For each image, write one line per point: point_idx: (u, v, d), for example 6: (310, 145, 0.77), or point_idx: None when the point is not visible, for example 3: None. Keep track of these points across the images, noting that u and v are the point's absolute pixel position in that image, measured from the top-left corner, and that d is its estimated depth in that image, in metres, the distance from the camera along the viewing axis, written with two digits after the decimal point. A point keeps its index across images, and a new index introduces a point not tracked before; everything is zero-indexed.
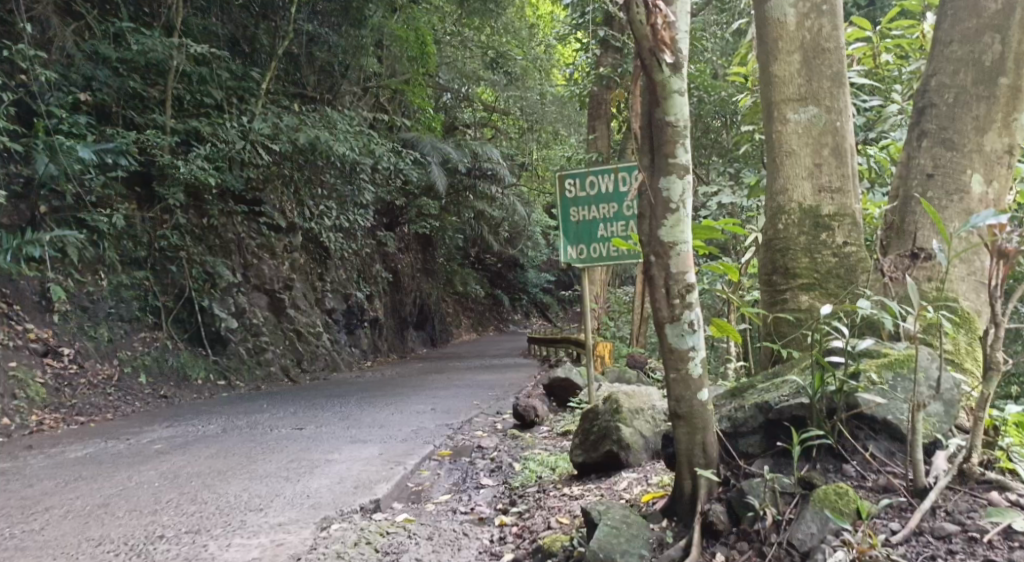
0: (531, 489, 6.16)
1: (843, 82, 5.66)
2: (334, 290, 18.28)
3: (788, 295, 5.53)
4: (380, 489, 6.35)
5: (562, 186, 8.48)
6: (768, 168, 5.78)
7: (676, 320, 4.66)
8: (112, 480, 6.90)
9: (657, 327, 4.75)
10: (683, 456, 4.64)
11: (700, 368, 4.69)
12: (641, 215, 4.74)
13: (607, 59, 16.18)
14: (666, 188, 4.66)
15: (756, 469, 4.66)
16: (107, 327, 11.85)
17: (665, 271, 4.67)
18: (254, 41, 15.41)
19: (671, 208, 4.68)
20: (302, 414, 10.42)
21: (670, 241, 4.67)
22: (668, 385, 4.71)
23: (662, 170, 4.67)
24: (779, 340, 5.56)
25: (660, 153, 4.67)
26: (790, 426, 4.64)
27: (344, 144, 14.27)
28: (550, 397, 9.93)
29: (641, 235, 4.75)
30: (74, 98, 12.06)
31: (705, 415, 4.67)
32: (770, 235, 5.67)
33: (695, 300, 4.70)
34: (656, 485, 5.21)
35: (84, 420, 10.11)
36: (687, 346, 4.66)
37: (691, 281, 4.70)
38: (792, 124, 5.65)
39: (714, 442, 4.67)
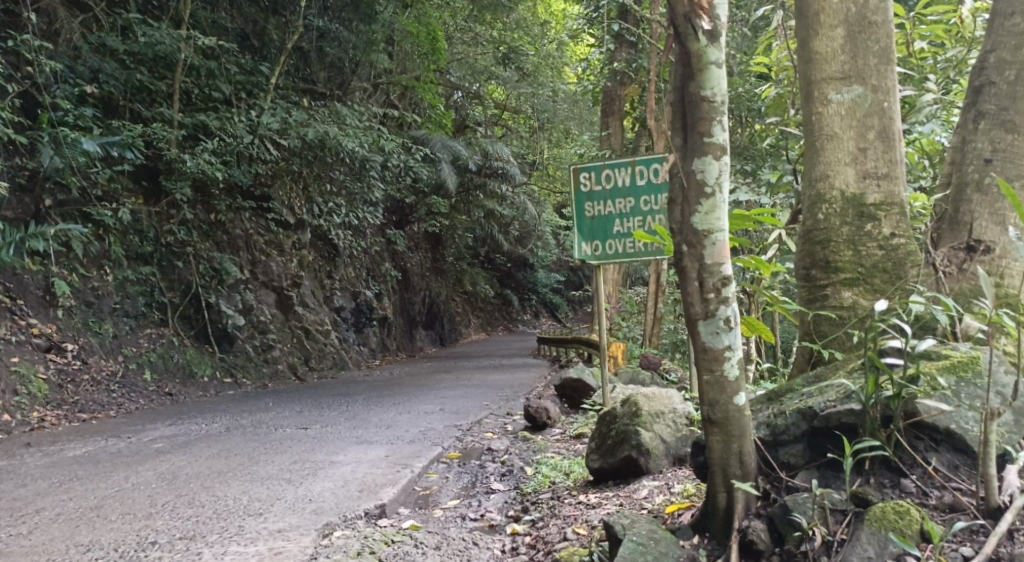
0: (544, 496, 5.86)
1: (890, 60, 5.34)
2: (343, 288, 18.03)
3: (829, 291, 5.24)
4: (386, 493, 6.05)
5: (576, 180, 8.19)
6: (805, 155, 5.47)
7: (710, 317, 4.36)
8: (108, 480, 6.63)
9: (689, 325, 4.45)
10: (717, 466, 4.33)
11: (735, 369, 4.37)
12: (672, 200, 4.43)
13: (621, 54, 15.89)
14: (700, 171, 4.36)
15: (799, 481, 4.33)
16: (112, 323, 11.60)
17: (698, 262, 4.37)
18: (264, 36, 15.16)
19: (705, 192, 4.37)
20: (308, 413, 10.14)
21: (704, 229, 4.36)
22: (700, 388, 4.40)
23: (696, 150, 4.36)
24: (819, 340, 5.24)
25: (695, 132, 4.37)
26: (840, 435, 4.32)
27: (355, 139, 14.00)
28: (562, 398, 9.64)
29: (672, 223, 4.44)
30: (81, 90, 11.81)
31: (741, 421, 4.33)
32: (808, 227, 5.36)
33: (731, 296, 4.39)
34: (680, 495, 4.90)
35: (86, 417, 9.86)
36: (722, 346, 4.35)
37: (728, 273, 4.38)
38: (834, 105, 5.34)
39: (752, 451, 4.34)
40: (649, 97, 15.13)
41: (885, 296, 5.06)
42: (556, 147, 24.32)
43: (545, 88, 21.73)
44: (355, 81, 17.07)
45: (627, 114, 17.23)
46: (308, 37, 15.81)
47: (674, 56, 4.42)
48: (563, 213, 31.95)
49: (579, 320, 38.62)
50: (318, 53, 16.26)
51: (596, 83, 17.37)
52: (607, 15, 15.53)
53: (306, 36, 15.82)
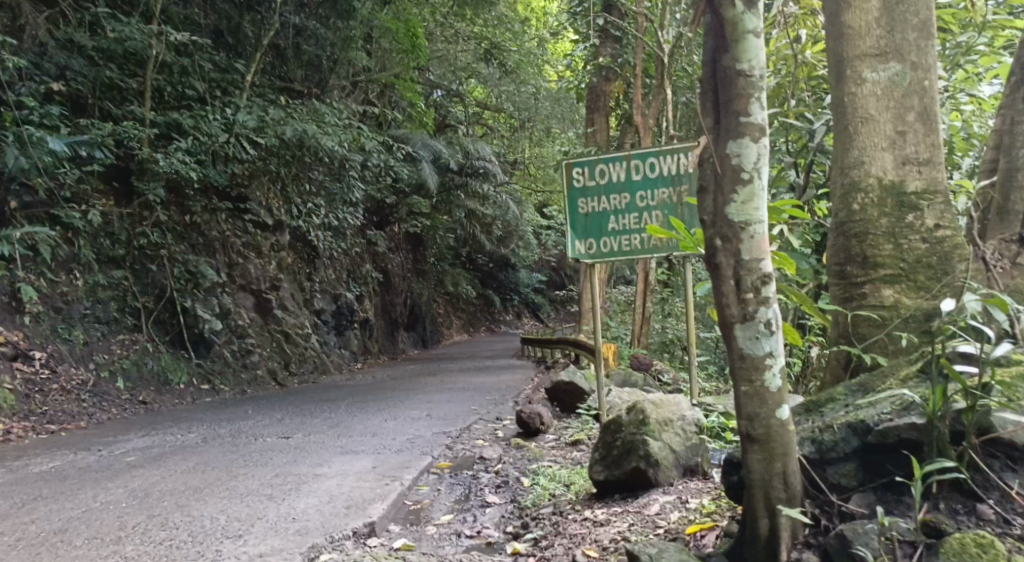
0: (546, 511, 5.50)
1: (930, 35, 5.05)
2: (322, 291, 17.61)
3: (867, 289, 4.92)
4: (375, 510, 5.67)
5: (568, 176, 7.87)
6: (834, 139, 5.18)
7: (747, 320, 4.04)
8: (76, 500, 6.22)
9: (725, 329, 4.12)
10: (759, 488, 3.98)
11: (778, 380, 4.06)
12: (704, 188, 4.11)
13: (606, 49, 15.45)
14: (736, 157, 4.04)
15: (854, 506, 4.03)
16: (82, 330, 11.14)
17: (734, 259, 4.04)
18: (239, 33, 14.67)
19: (743, 178, 4.05)
20: (289, 421, 9.73)
21: (741, 220, 4.04)
22: (738, 401, 4.07)
23: (732, 131, 4.05)
24: (858, 343, 4.90)
25: (730, 111, 4.05)
26: (909, 455, 3.95)
27: (334, 138, 13.58)
28: (553, 402, 9.28)
29: (704, 214, 4.12)
30: (47, 88, 11.34)
31: (785, 438, 4.00)
32: (840, 219, 5.05)
33: (773, 295, 4.07)
34: (700, 513, 4.57)
35: (55, 428, 9.40)
36: (763, 353, 4.04)
37: (768, 269, 4.07)
38: (869, 84, 5.05)
39: (797, 472, 4.01)
40: (635, 92, 14.80)
41: (932, 294, 4.73)
42: (538, 146, 23.94)
43: (527, 86, 21.37)
44: (333, 79, 16.63)
45: (612, 110, 16.91)
46: (285, 34, 15.33)
47: (706, 25, 4.11)
48: (545, 212, 31.60)
49: (562, 320, 38.31)
50: (295, 50, 15.80)
51: (579, 79, 17.04)
52: (593, 9, 15.15)
53: (282, 33, 15.37)
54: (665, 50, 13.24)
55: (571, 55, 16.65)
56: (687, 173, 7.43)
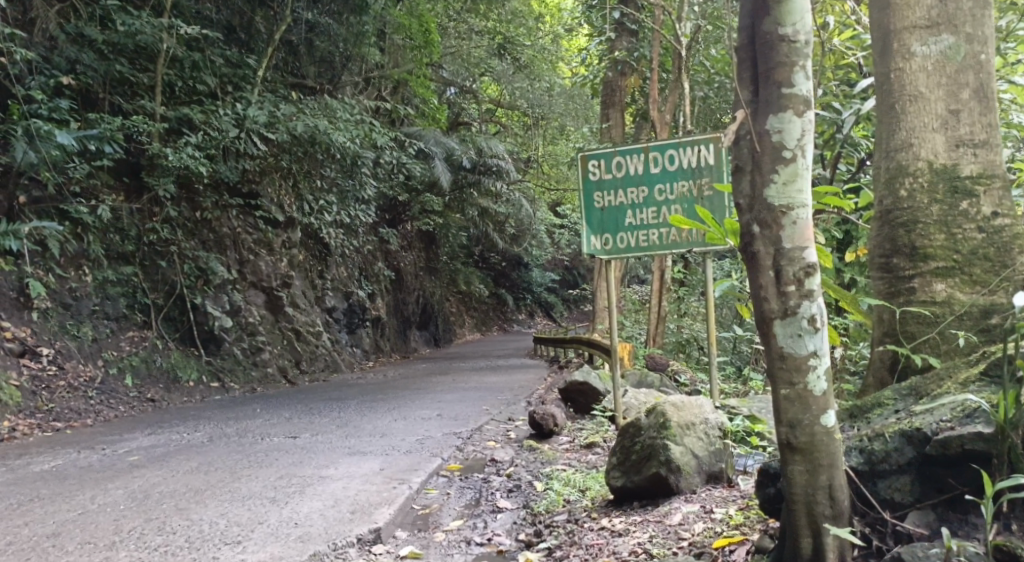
0: (560, 518, 5.23)
1: (986, 5, 4.68)
2: (334, 288, 17.40)
3: (916, 284, 4.60)
4: (382, 516, 5.42)
5: (584, 168, 7.64)
6: (880, 119, 4.85)
7: (788, 316, 3.74)
8: (73, 501, 5.99)
9: (763, 326, 3.82)
10: (801, 503, 3.69)
11: (823, 382, 3.76)
12: (741, 167, 3.82)
13: (622, 43, 15.15)
14: (777, 134, 3.75)
15: (910, 526, 3.70)
16: (91, 326, 10.94)
17: (774, 247, 3.74)
18: (251, 28, 14.43)
19: (784, 156, 3.75)
20: (297, 420, 9.50)
21: (782, 203, 3.74)
22: (779, 407, 3.77)
23: (773, 103, 3.75)
24: (908, 344, 4.58)
25: (771, 81, 3.76)
26: (977, 468, 3.57)
27: (345, 133, 13.35)
28: (567, 403, 9.01)
29: (741, 196, 3.83)
30: (57, 81, 11.14)
31: (830, 447, 3.72)
32: (886, 206, 4.74)
33: (817, 289, 3.77)
34: (727, 525, 4.30)
35: (61, 426, 9.20)
36: (806, 352, 3.73)
37: (812, 258, 3.76)
38: (919, 59, 4.70)
39: (842, 486, 3.72)
40: (652, 87, 14.49)
41: (989, 289, 4.40)
42: (551, 144, 23.68)
43: (541, 83, 21.17)
44: (345, 75, 16.40)
45: (627, 106, 16.64)
46: (297, 30, 15.06)
47: None
48: (558, 210, 31.31)
49: (574, 319, 38.08)
50: (308, 46, 15.54)
51: (594, 75, 16.77)
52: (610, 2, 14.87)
53: (294, 29, 15.12)
54: (682, 43, 12.96)
55: (585, 50, 16.38)
56: (708, 165, 7.17)
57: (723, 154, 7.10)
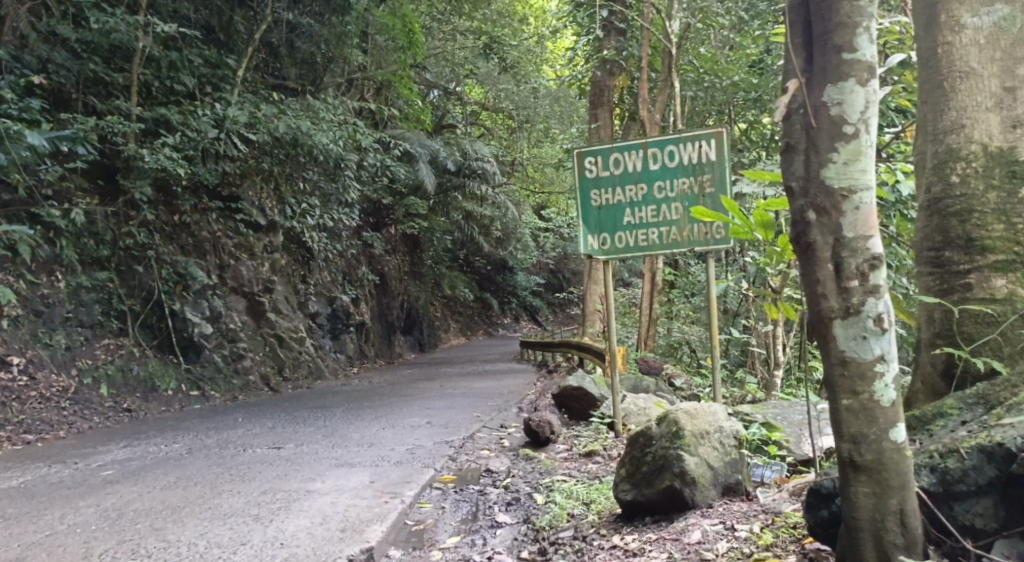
0: (565, 535, 4.90)
1: None
2: (318, 293, 17.03)
3: (972, 279, 4.55)
4: (373, 533, 5.10)
5: (581, 165, 7.37)
6: (926, 98, 4.89)
7: (850, 315, 3.53)
8: (40, 522, 5.65)
9: (821, 328, 3.60)
10: (870, 532, 3.54)
11: (891, 393, 3.57)
12: (796, 146, 3.62)
13: (610, 42, 14.86)
14: (837, 107, 3.55)
15: (999, 555, 3.56)
16: (64, 334, 10.54)
17: (833, 237, 3.55)
18: (231, 28, 14.02)
19: (847, 131, 3.56)
20: (281, 430, 9.13)
21: (843, 184, 3.55)
22: (840, 422, 3.58)
23: (833, 73, 3.55)
24: (967, 346, 4.50)
25: (831, 48, 3.55)
26: None
27: (328, 135, 13.01)
28: (562, 408, 8.69)
29: (794, 177, 3.62)
30: (27, 81, 10.74)
31: (900, 469, 3.53)
32: (936, 194, 4.71)
33: (883, 286, 3.57)
34: (758, 548, 4.00)
35: (31, 439, 8.80)
36: (873, 356, 3.53)
37: (877, 245, 3.57)
38: (969, 33, 4.77)
39: (915, 512, 3.54)
40: (641, 86, 14.20)
41: None
42: (536, 147, 23.38)
43: (525, 84, 20.67)
44: (328, 76, 16.05)
45: (615, 107, 16.36)
46: (278, 31, 14.70)
47: None
48: (544, 213, 31.01)
49: (560, 323, 37.76)
50: (290, 47, 15.18)
51: (583, 74, 16.45)
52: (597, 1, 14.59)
53: (275, 30, 14.76)
54: (673, 42, 12.72)
55: (573, 50, 16.08)
56: (709, 161, 6.87)
57: (725, 148, 6.80)
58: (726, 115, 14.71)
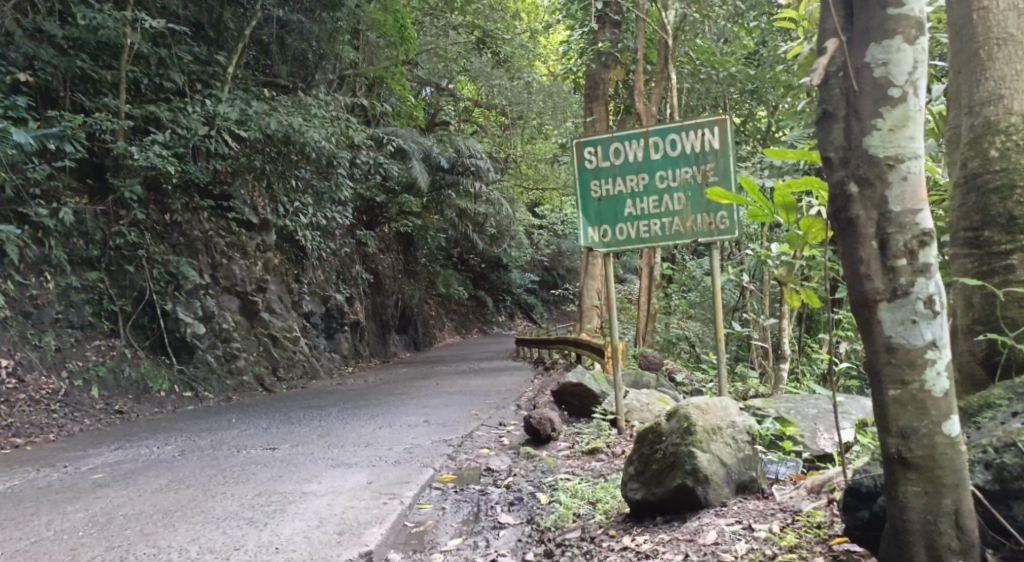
0: (572, 536, 4.72)
1: None
2: (312, 292, 16.84)
3: (1014, 260, 4.45)
4: (373, 536, 4.93)
5: (580, 156, 7.21)
6: (958, 69, 4.81)
7: (897, 298, 3.41)
8: (26, 528, 5.45)
9: (864, 313, 3.47)
10: (921, 533, 3.40)
11: (944, 382, 3.42)
12: (837, 113, 3.48)
13: (604, 35, 14.57)
14: (882, 68, 3.42)
15: None
16: (54, 335, 10.33)
17: (877, 212, 3.42)
18: (220, 25, 13.76)
19: (894, 94, 3.43)
20: (275, 430, 8.93)
21: (889, 150, 3.42)
22: (888, 416, 3.44)
23: (877, 32, 3.43)
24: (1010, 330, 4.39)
25: (876, 5, 3.43)
26: None
27: (320, 131, 12.79)
28: (561, 406, 8.50)
29: (835, 146, 3.48)
30: (13, 79, 10.51)
31: (954, 467, 3.40)
32: (973, 170, 4.61)
33: (933, 266, 3.43)
34: (783, 549, 3.83)
35: (21, 442, 8.60)
36: (924, 342, 3.40)
37: (925, 217, 3.44)
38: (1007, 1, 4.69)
39: (969, 512, 3.41)
40: (637, 79, 14.01)
41: None
42: (530, 143, 23.22)
43: (518, 79, 20.51)
44: (319, 73, 15.83)
45: (610, 101, 16.14)
46: (268, 28, 14.47)
47: None
48: (537, 210, 30.79)
49: (555, 321, 37.58)
50: (280, 44, 14.95)
51: (577, 68, 16.20)
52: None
53: (265, 26, 14.53)
54: (668, 33, 12.52)
55: (566, 44, 15.85)
56: (712, 149, 6.68)
57: (729, 136, 6.62)
58: (723, 109, 14.51)
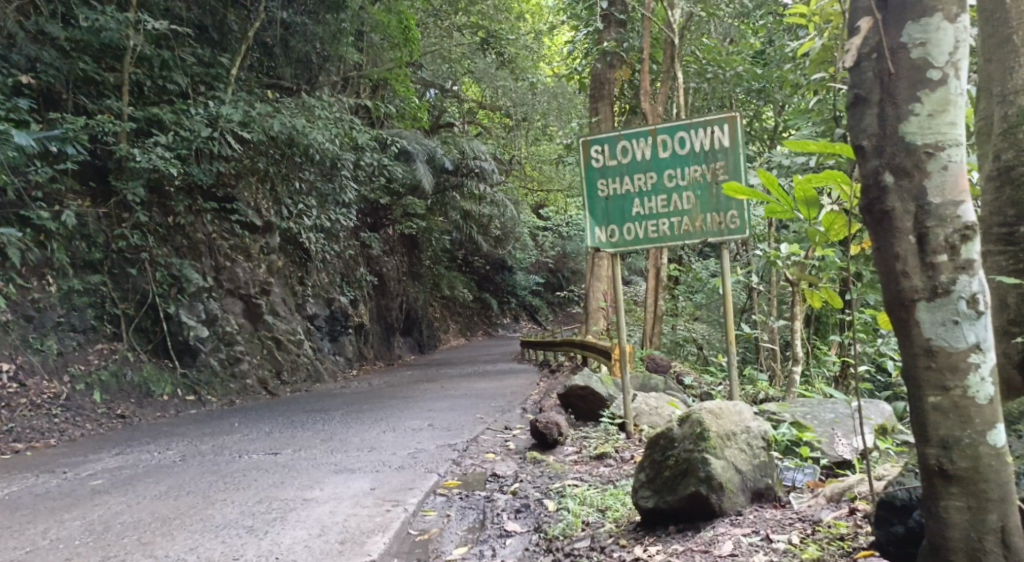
0: (581, 545, 4.58)
1: None
2: (316, 295, 16.72)
3: None
4: (375, 546, 4.80)
5: (587, 155, 7.07)
6: (989, 57, 4.86)
7: (937, 297, 3.25)
8: (21, 537, 5.32)
9: (901, 315, 3.31)
10: (963, 548, 3.26)
11: (990, 388, 3.27)
12: (872, 97, 3.33)
13: (610, 34, 14.26)
14: (919, 49, 3.28)
15: None
16: (56, 339, 10.21)
17: (914, 203, 3.26)
18: (223, 27, 13.63)
19: (934, 76, 3.28)
20: (278, 434, 8.80)
21: (929, 135, 3.26)
22: (927, 425, 3.30)
23: (917, 11, 3.29)
24: None
25: None
26: None
27: (324, 133, 12.69)
28: (567, 409, 8.36)
29: (870, 133, 3.33)
30: (15, 81, 10.40)
31: (999, 478, 3.25)
32: (1008, 162, 4.65)
33: (976, 263, 3.28)
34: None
35: (21, 447, 8.48)
36: (967, 345, 3.25)
37: (967, 206, 3.29)
38: None
39: (1015, 524, 3.26)
40: (643, 79, 13.86)
41: None
42: (535, 145, 23.09)
43: (523, 80, 20.49)
44: (323, 75, 15.71)
45: (615, 101, 15.97)
46: (271, 30, 14.35)
47: None
48: (541, 212, 30.66)
49: (559, 322, 37.44)
50: (284, 46, 14.83)
51: (582, 68, 16.02)
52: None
53: (268, 28, 14.40)
54: (675, 32, 12.37)
55: (571, 44, 15.70)
56: (722, 147, 6.54)
57: (739, 133, 6.47)
58: (730, 108, 14.34)
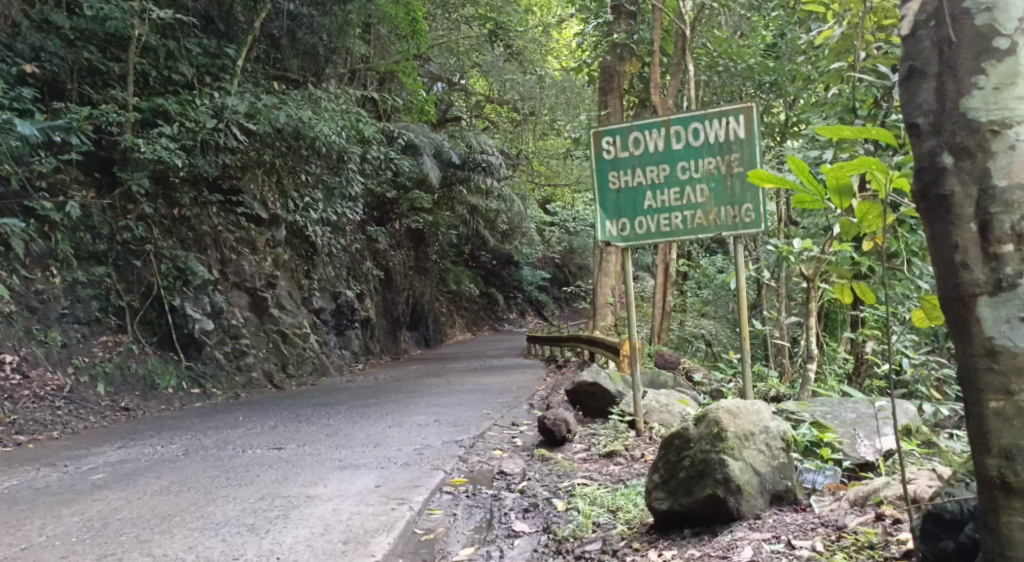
0: (593, 547, 4.43)
1: None
2: (322, 289, 16.57)
3: None
4: (379, 547, 4.68)
5: (598, 146, 6.92)
6: None
7: (1002, 292, 3.05)
8: (18, 533, 5.19)
9: (955, 312, 3.14)
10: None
11: None
12: (933, 68, 3.16)
13: (620, 26, 14.15)
14: (985, 15, 3.09)
15: None
16: (60, 331, 10.09)
17: (976, 187, 3.08)
18: (230, 18, 13.44)
19: (1001, 42, 3.08)
20: (282, 429, 8.67)
21: (994, 107, 3.07)
22: (981, 434, 3.10)
23: None
24: None
25: None
26: None
27: (330, 125, 12.55)
28: (574, 404, 8.22)
29: (928, 107, 3.16)
30: (19, 70, 10.26)
31: None
32: None
33: None
34: None
35: (23, 439, 8.36)
36: None
37: None
38: None
39: None
40: (653, 72, 13.65)
41: None
42: (542, 139, 22.90)
43: (531, 73, 20.33)
44: (331, 68, 15.56)
45: (625, 95, 15.75)
46: (277, 21, 14.17)
47: None
48: (548, 207, 30.48)
49: (566, 317, 37.26)
50: (290, 39, 14.67)
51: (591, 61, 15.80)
52: None
53: (275, 20, 14.22)
54: (686, 23, 12.16)
55: (581, 36, 15.49)
56: (737, 139, 6.37)
57: (756, 124, 6.30)
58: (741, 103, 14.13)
